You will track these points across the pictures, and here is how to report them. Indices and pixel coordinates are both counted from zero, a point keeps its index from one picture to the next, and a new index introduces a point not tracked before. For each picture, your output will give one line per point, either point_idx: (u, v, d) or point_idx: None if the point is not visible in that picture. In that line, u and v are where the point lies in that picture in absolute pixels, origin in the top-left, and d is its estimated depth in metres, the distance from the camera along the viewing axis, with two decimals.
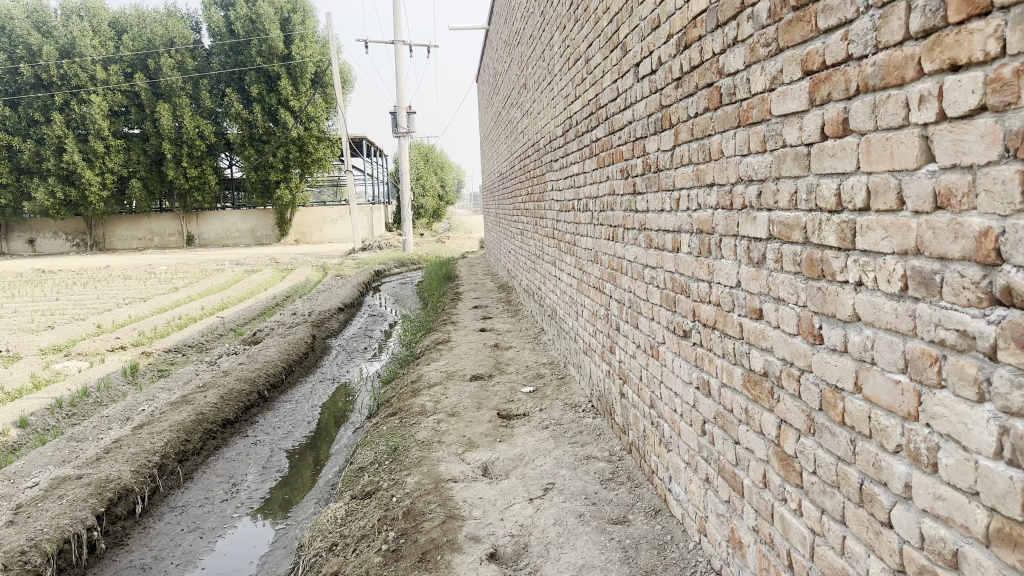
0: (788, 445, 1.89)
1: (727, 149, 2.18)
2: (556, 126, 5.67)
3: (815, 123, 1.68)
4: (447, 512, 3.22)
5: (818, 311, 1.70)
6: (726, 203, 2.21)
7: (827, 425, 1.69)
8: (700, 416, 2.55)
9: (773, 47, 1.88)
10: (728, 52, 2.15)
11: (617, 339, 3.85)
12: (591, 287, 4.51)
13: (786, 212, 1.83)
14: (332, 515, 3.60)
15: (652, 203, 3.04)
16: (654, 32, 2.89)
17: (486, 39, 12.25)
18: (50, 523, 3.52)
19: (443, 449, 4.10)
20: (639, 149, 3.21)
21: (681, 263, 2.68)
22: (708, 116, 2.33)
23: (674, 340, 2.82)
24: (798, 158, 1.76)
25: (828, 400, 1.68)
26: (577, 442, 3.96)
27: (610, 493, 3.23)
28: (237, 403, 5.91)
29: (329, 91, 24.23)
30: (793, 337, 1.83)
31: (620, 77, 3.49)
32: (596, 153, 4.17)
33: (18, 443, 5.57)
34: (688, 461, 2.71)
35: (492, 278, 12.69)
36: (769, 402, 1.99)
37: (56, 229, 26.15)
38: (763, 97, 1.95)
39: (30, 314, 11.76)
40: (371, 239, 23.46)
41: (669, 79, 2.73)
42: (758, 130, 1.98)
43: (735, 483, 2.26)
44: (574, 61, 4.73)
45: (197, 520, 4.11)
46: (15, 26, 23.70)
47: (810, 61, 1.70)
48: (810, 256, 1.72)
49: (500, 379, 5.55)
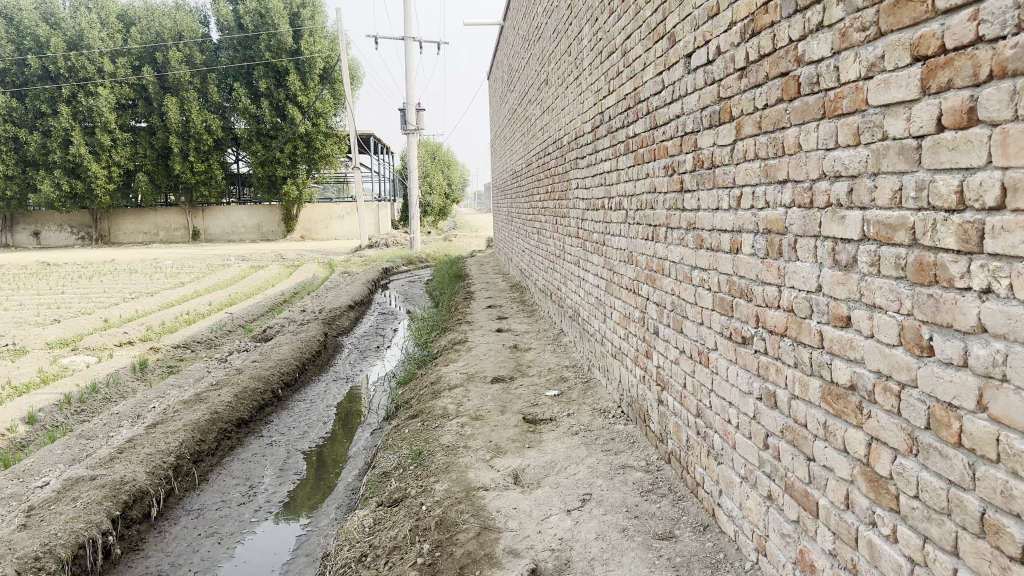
0: (881, 466, 1.74)
1: (808, 141, 2.02)
2: (584, 122, 5.49)
3: (929, 114, 1.52)
4: (481, 524, 3.07)
5: (927, 320, 1.55)
6: (803, 202, 2.06)
7: (936, 445, 1.54)
8: (762, 428, 2.40)
9: (870, 31, 1.73)
10: (809, 39, 2.00)
11: (655, 344, 3.69)
12: (623, 289, 4.36)
13: (886, 210, 1.68)
14: (359, 524, 3.45)
15: (704, 200, 2.89)
16: (712, 21, 2.73)
17: (502, 36, 12.09)
18: (64, 527, 3.36)
19: (470, 455, 3.94)
20: (689, 144, 3.06)
21: (740, 265, 2.53)
22: (782, 108, 2.18)
23: (730, 347, 2.66)
24: (904, 152, 1.61)
25: (938, 420, 1.53)
26: (610, 450, 3.80)
27: (653, 506, 3.07)
28: (251, 401, 5.76)
29: (337, 87, 24.11)
30: (891, 348, 1.68)
31: (666, 70, 3.34)
32: (634, 149, 4.01)
33: (26, 441, 5.44)
34: (745, 476, 2.55)
35: (504, 277, 12.52)
36: (856, 418, 1.84)
37: (61, 222, 26.07)
38: (855, 86, 1.79)
39: (36, 307, 11.62)
40: (378, 236, 23.26)
41: (730, 69, 2.57)
42: (849, 122, 1.82)
43: (808, 502, 2.11)
44: (608, 54, 4.57)
45: (214, 524, 3.96)
46: (23, 18, 23.59)
47: (922, 45, 1.54)
48: (919, 260, 1.57)
49: (523, 382, 5.38)
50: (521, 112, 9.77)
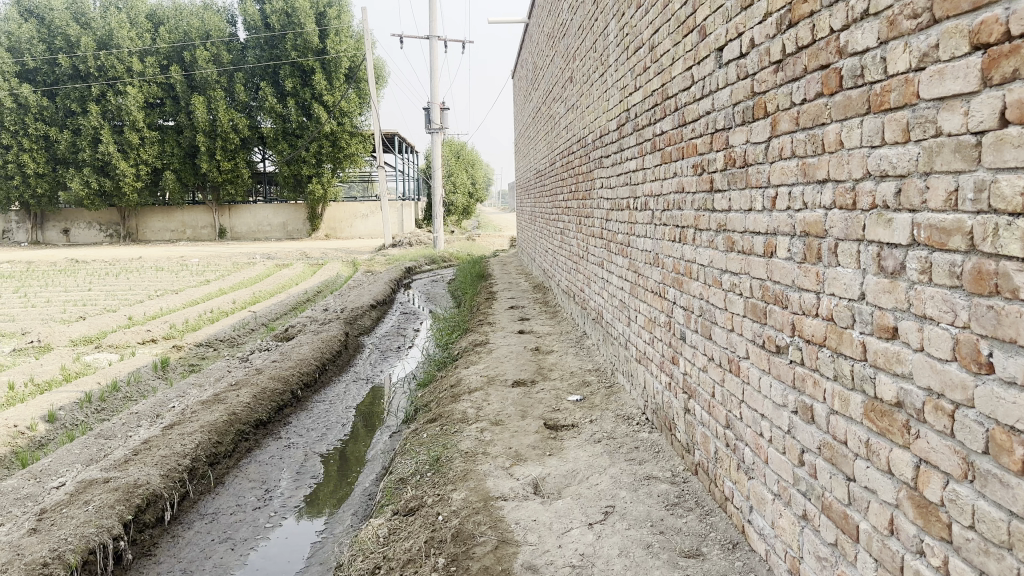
0: (929, 491, 1.60)
1: (851, 138, 1.89)
2: (609, 121, 5.35)
3: (991, 107, 1.38)
4: (499, 536, 2.96)
5: (987, 335, 1.41)
6: (845, 203, 1.93)
7: (995, 472, 1.40)
8: (798, 444, 2.26)
9: (922, 18, 1.58)
10: (853, 29, 1.86)
11: (681, 350, 3.55)
12: (648, 292, 4.23)
13: (939, 213, 1.55)
14: (374, 533, 3.35)
15: (735, 201, 2.75)
16: (745, 12, 2.60)
17: (527, 33, 11.93)
18: (75, 532, 3.30)
19: (490, 462, 3.83)
20: (719, 141, 2.92)
21: (774, 270, 2.40)
22: (822, 102, 2.04)
23: (763, 356, 2.53)
24: (961, 149, 1.47)
25: (999, 444, 1.38)
26: (634, 459, 3.66)
27: (679, 520, 2.93)
28: (270, 402, 5.70)
29: (363, 86, 24.15)
30: (944, 364, 1.53)
31: (695, 64, 3.21)
32: (661, 148, 3.88)
33: (46, 439, 5.44)
34: (778, 493, 2.41)
35: (527, 277, 12.41)
36: (902, 438, 1.70)
37: (90, 220, 26.41)
38: (904, 78, 1.65)
39: (63, 304, 11.70)
40: (401, 235, 23.21)
41: (765, 62, 2.44)
42: (897, 118, 1.68)
43: (848, 525, 1.96)
44: (635, 49, 4.44)
45: (228, 530, 3.88)
46: (54, 17, 23.87)
47: (983, 32, 1.40)
48: (977, 268, 1.43)
49: (544, 386, 5.26)
50: (546, 110, 9.64)
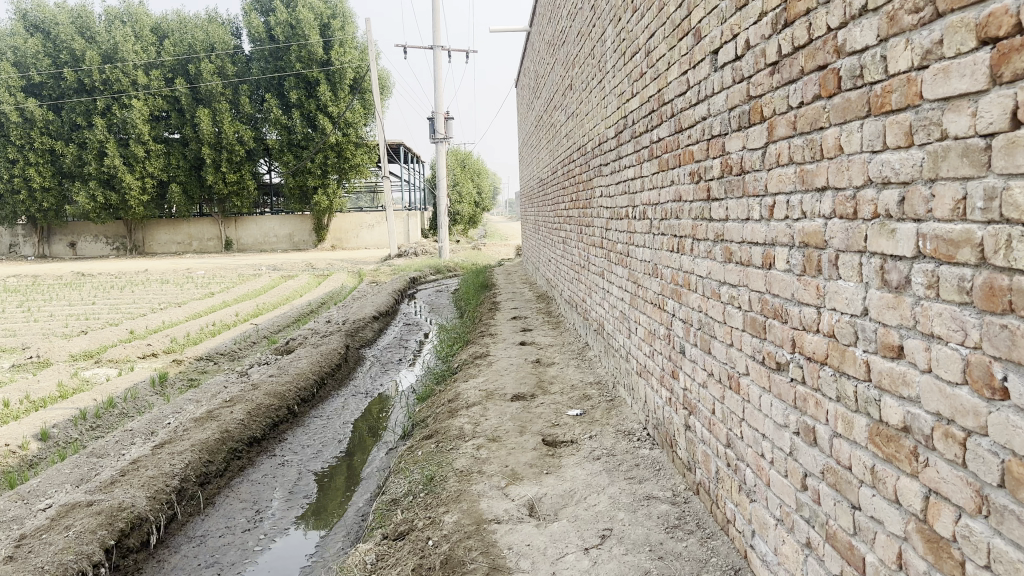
0: (940, 525, 1.47)
1: (850, 143, 1.77)
2: (607, 128, 5.23)
3: (1000, 107, 1.26)
4: (490, 564, 2.83)
5: (1000, 357, 1.28)
6: (846, 212, 1.80)
7: (1013, 508, 1.27)
8: (800, 467, 2.13)
9: (923, 12, 1.47)
10: (850, 26, 1.75)
11: (681, 364, 3.42)
12: (647, 304, 4.10)
13: (946, 223, 1.42)
14: (360, 560, 3.24)
15: (732, 210, 2.63)
16: (739, 13, 2.48)
17: (528, 41, 11.85)
18: (52, 560, 3.20)
19: (484, 481, 3.70)
20: (716, 148, 2.80)
21: (773, 283, 2.27)
22: (820, 105, 1.92)
23: (763, 373, 2.40)
24: (969, 153, 1.35)
25: (1016, 477, 1.25)
26: (634, 478, 3.52)
27: (679, 545, 2.79)
28: (265, 419, 5.59)
29: (368, 97, 24.18)
30: (954, 388, 1.41)
31: (691, 68, 3.10)
32: (659, 155, 3.75)
33: (37, 458, 5.34)
34: (780, 517, 2.28)
35: (530, 286, 12.29)
36: (910, 464, 1.57)
37: (97, 233, 26.45)
38: (907, 77, 1.53)
39: (65, 319, 11.62)
40: (408, 245, 23.13)
41: (761, 64, 2.32)
42: (899, 120, 1.56)
43: (853, 555, 1.83)
44: (631, 54, 4.33)
45: (216, 553, 3.76)
46: (60, 32, 23.92)
47: (991, 24, 1.28)
48: (988, 283, 1.31)
49: (544, 399, 5.13)
50: (547, 120, 9.53)
